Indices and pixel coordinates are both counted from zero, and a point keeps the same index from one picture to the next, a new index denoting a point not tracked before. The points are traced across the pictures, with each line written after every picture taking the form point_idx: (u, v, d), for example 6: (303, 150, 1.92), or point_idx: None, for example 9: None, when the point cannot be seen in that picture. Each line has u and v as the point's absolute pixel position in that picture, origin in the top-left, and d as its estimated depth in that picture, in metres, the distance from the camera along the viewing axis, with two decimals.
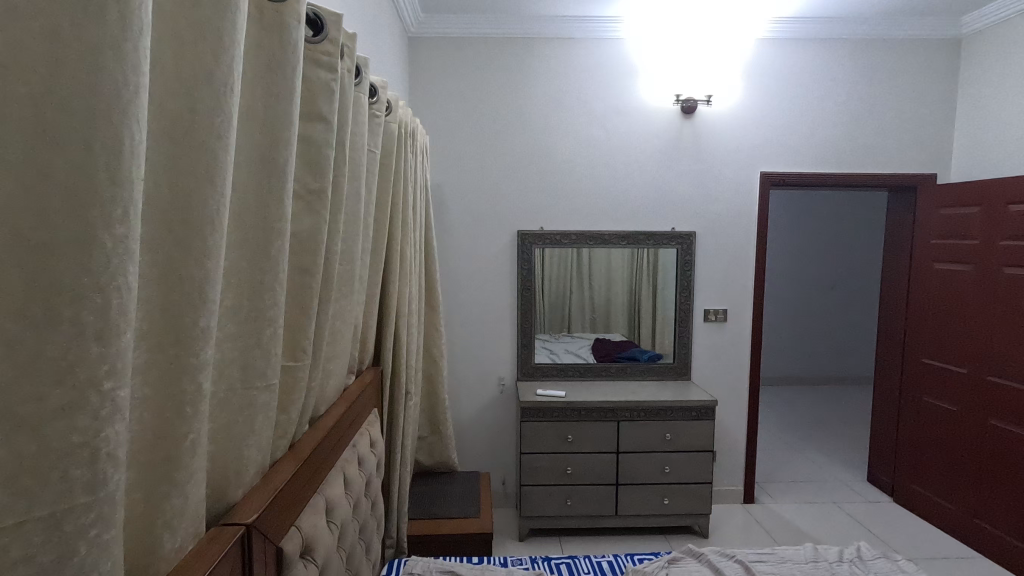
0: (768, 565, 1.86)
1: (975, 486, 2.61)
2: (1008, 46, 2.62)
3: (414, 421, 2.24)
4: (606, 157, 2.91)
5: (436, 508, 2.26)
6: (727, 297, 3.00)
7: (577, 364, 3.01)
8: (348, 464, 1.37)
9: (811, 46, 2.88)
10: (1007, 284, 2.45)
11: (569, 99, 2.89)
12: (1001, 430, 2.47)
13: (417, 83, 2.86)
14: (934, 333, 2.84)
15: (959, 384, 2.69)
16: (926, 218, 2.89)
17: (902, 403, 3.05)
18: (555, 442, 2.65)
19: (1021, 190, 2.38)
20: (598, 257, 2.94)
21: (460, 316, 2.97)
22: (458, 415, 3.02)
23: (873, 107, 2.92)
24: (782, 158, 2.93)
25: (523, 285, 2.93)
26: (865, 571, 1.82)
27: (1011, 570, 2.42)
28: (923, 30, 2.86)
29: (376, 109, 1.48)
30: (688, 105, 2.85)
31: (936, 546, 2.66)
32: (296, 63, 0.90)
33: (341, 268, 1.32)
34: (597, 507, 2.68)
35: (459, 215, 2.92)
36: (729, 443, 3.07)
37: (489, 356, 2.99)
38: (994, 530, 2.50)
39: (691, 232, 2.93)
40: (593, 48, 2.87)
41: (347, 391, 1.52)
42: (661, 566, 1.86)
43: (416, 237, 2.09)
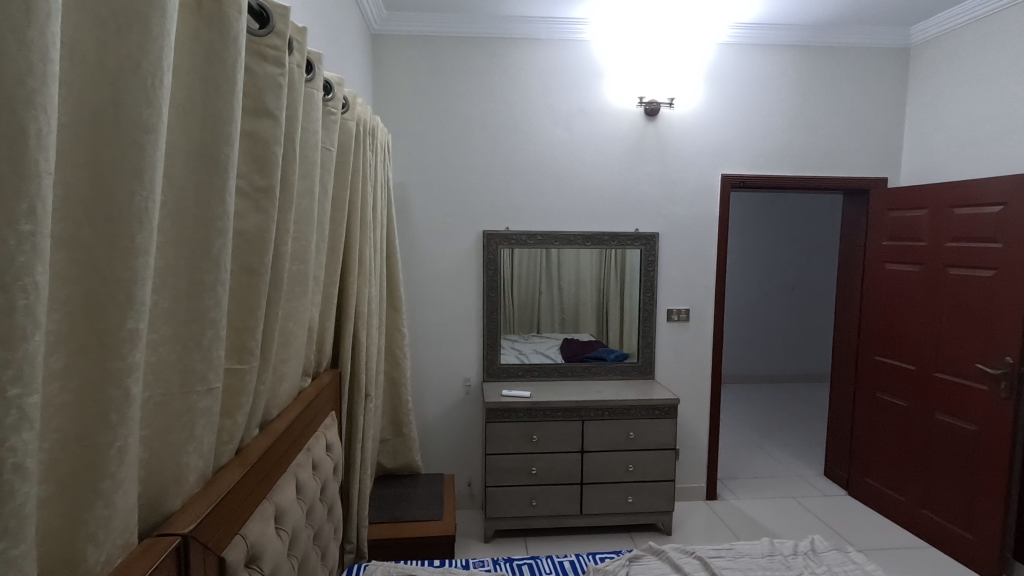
0: (726, 560, 1.89)
1: (925, 478, 2.70)
2: (955, 55, 2.74)
3: (376, 424, 2.21)
4: (571, 158, 2.93)
5: (399, 511, 2.23)
6: (690, 297, 3.05)
7: (544, 364, 3.01)
8: (303, 468, 1.34)
9: (769, 52, 2.95)
10: (952, 284, 2.55)
11: (535, 100, 2.89)
12: (949, 424, 2.57)
13: (381, 81, 2.82)
14: (885, 331, 2.94)
15: (909, 380, 2.78)
16: (877, 220, 2.99)
17: (857, 398, 3.15)
18: (520, 443, 2.65)
19: (967, 193, 2.48)
20: (564, 257, 2.95)
21: (424, 317, 2.94)
22: (423, 417, 2.99)
23: (828, 113, 3.00)
24: (742, 160, 2.99)
25: (489, 285, 2.92)
26: (819, 564, 1.87)
27: (959, 559, 2.52)
28: (876, 38, 2.96)
29: (330, 106, 1.45)
30: (651, 108, 2.88)
31: (888, 537, 2.75)
32: (238, 56, 0.88)
33: (292, 269, 1.29)
34: (562, 506, 2.69)
35: (423, 215, 2.89)
36: (692, 441, 3.11)
37: (454, 357, 2.97)
38: (942, 520, 2.61)
39: (654, 234, 2.97)
40: (559, 49, 2.88)
41: (303, 393, 1.49)
42: (622, 565, 1.88)
43: (377, 237, 2.06)
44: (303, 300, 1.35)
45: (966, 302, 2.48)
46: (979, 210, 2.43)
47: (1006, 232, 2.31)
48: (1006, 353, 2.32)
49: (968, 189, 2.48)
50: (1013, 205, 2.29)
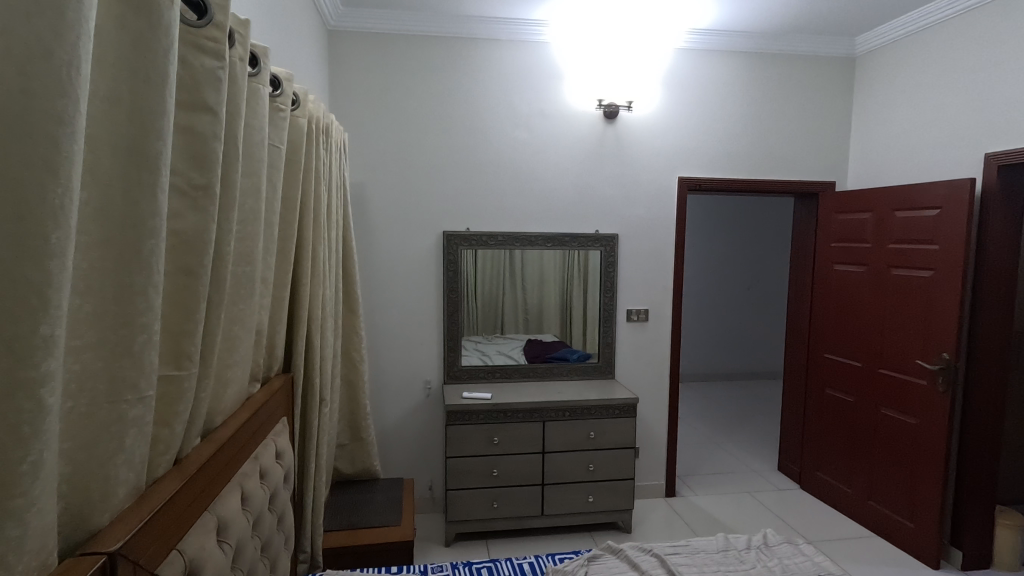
0: (682, 557, 1.92)
1: (870, 471, 2.81)
2: (896, 65, 2.87)
3: (332, 428, 2.16)
4: (532, 159, 2.93)
5: (356, 518, 2.18)
6: (648, 297, 3.09)
7: (507, 365, 3.00)
8: (249, 477, 1.28)
9: (724, 58, 3.03)
10: (894, 284, 2.66)
11: (496, 101, 2.88)
12: (892, 419, 2.68)
13: (338, 78, 2.76)
14: (834, 329, 3.05)
15: (856, 377, 2.89)
16: (825, 223, 3.10)
17: (808, 395, 3.25)
18: (481, 445, 2.63)
19: (907, 198, 2.60)
20: (526, 258, 2.95)
21: (383, 320, 2.90)
22: (382, 421, 2.94)
23: (780, 118, 3.10)
24: (698, 164, 3.06)
25: (449, 287, 2.90)
26: (771, 557, 1.92)
27: (902, 548, 2.63)
28: (824, 47, 3.07)
29: (279, 102, 1.41)
30: (610, 110, 2.92)
31: (837, 528, 2.85)
32: (169, 48, 0.84)
33: (235, 270, 1.24)
34: (523, 508, 2.69)
35: (382, 215, 2.84)
36: (651, 439, 3.16)
37: (414, 359, 2.93)
38: (885, 510, 2.73)
39: (614, 235, 3.01)
40: (520, 50, 2.88)
41: (251, 399, 1.43)
42: (581, 565, 1.88)
43: (332, 238, 2.01)
44: (249, 303, 1.30)
45: (907, 301, 2.60)
46: (919, 213, 2.54)
47: (944, 234, 2.43)
48: (943, 349, 2.43)
49: (909, 194, 2.59)
50: (949, 208, 2.40)
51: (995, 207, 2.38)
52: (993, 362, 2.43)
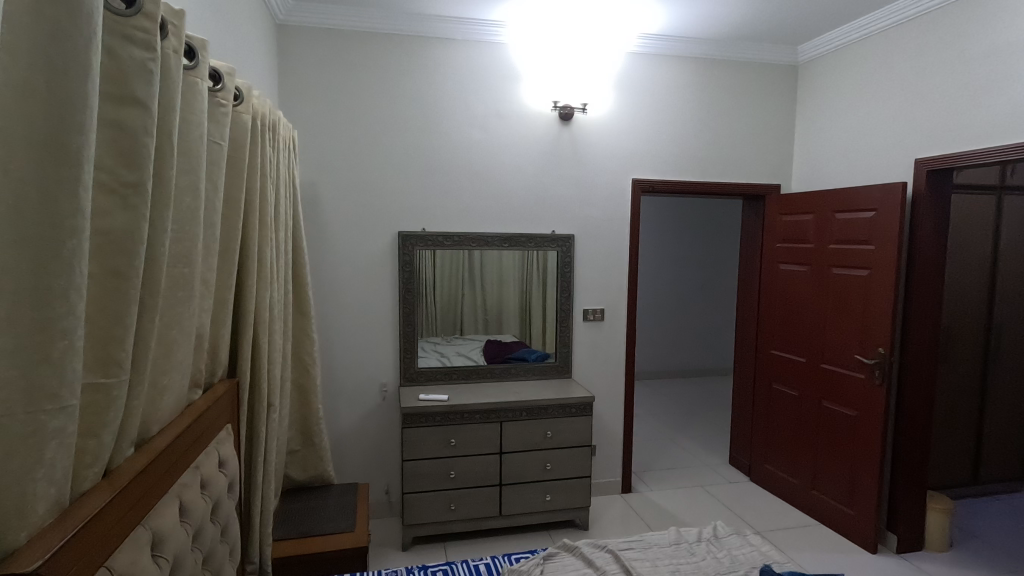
0: (636, 552, 1.95)
1: (814, 462, 2.93)
2: (835, 74, 3.01)
3: (282, 434, 2.09)
4: (488, 160, 2.93)
5: (308, 525, 2.13)
6: (604, 297, 3.14)
7: (466, 366, 2.98)
8: (189, 488, 1.23)
9: (675, 63, 3.11)
10: (835, 282, 2.79)
11: (451, 101, 2.87)
12: (833, 411, 2.80)
13: (288, 74, 2.69)
14: (779, 326, 3.17)
15: (800, 372, 3.01)
16: (771, 224, 3.22)
17: (756, 390, 3.37)
18: (438, 447, 2.61)
19: (845, 200, 2.73)
20: (484, 258, 2.94)
21: (337, 321, 2.83)
22: (336, 426, 2.87)
23: (728, 122, 3.20)
24: (651, 166, 3.13)
25: (405, 288, 2.86)
26: (720, 549, 1.97)
27: (844, 534, 2.75)
28: (769, 55, 3.19)
29: (220, 97, 1.36)
30: (565, 112, 2.94)
31: (782, 517, 2.97)
32: (91, 37, 0.79)
33: (170, 271, 1.18)
34: (481, 509, 2.68)
35: (334, 215, 2.78)
36: (608, 437, 3.21)
37: (369, 362, 2.88)
38: (828, 499, 2.85)
39: (570, 236, 3.03)
40: (475, 50, 2.87)
41: (191, 407, 1.37)
42: (537, 564, 1.90)
43: (280, 239, 1.96)
44: (187, 305, 1.24)
45: (846, 299, 2.72)
46: (856, 215, 2.67)
47: (878, 235, 2.55)
48: (879, 344, 2.56)
49: (847, 196, 2.72)
50: (883, 211, 2.53)
51: (924, 210, 2.52)
52: (924, 356, 2.57)
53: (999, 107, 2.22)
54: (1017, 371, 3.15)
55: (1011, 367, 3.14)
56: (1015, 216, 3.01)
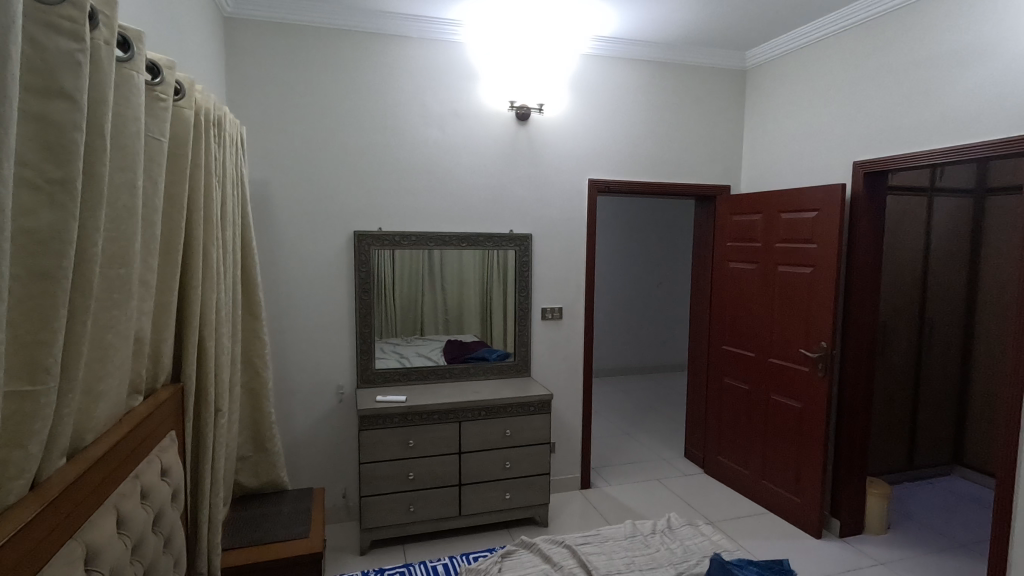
0: (593, 546, 1.98)
1: (763, 453, 3.05)
2: (781, 79, 3.14)
3: (231, 440, 2.03)
4: (445, 159, 2.92)
5: (261, 533, 2.07)
6: (562, 296, 3.17)
7: (426, 367, 2.96)
8: (127, 499, 1.18)
9: (629, 66, 3.17)
10: (781, 280, 2.90)
11: (407, 99, 2.84)
12: (780, 404, 2.92)
13: (235, 68, 2.60)
14: (730, 323, 3.27)
15: (750, 366, 3.12)
16: (722, 223, 3.33)
17: (710, 385, 3.47)
18: (395, 449, 2.58)
19: (789, 201, 2.84)
20: (442, 258, 2.93)
21: (290, 323, 2.77)
22: (290, 430, 2.81)
23: (681, 124, 3.29)
24: (607, 167, 3.18)
25: (361, 288, 2.81)
26: (674, 540, 2.03)
27: (791, 522, 2.87)
28: (719, 60, 3.30)
29: (158, 91, 1.31)
30: (521, 112, 2.96)
31: (734, 507, 3.07)
32: (10, 25, 0.75)
33: (105, 273, 1.13)
34: (440, 510, 2.66)
35: (287, 214, 2.71)
36: (566, 434, 3.25)
37: (324, 364, 2.83)
38: (776, 488, 2.96)
39: (528, 235, 3.05)
40: (431, 48, 2.85)
41: (130, 414, 1.31)
42: (495, 562, 1.91)
43: (228, 239, 1.90)
44: (124, 308, 1.19)
45: (792, 295, 2.84)
46: (800, 215, 2.78)
47: (820, 234, 2.67)
48: (821, 339, 2.68)
49: (791, 197, 2.83)
50: (825, 211, 2.65)
51: (862, 211, 2.65)
52: (862, 349, 2.71)
53: (929, 114, 2.37)
54: (947, 362, 3.35)
55: (942, 358, 3.34)
56: (944, 217, 3.21)
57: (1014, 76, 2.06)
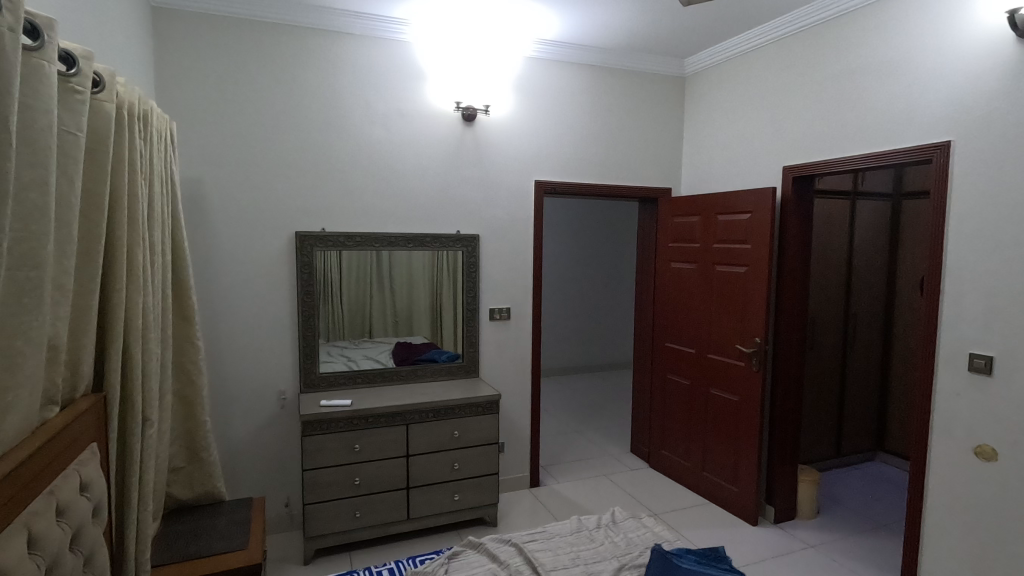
0: (539, 543, 2.00)
1: (703, 445, 3.16)
2: (717, 86, 3.27)
3: (162, 450, 1.93)
4: (390, 158, 2.88)
5: (196, 546, 1.98)
6: (509, 296, 3.19)
7: (375, 369, 2.92)
8: (40, 517, 1.10)
9: (573, 69, 3.23)
10: (718, 279, 3.02)
11: (350, 97, 2.78)
12: (719, 398, 3.04)
13: (164, 61, 2.48)
14: (671, 321, 3.38)
15: (690, 362, 3.24)
16: (664, 224, 3.43)
17: (653, 381, 3.57)
18: (340, 454, 2.52)
19: (725, 203, 2.96)
20: (390, 259, 2.90)
21: (226, 328, 2.66)
22: (228, 439, 2.70)
23: (624, 128, 3.37)
24: (552, 168, 3.22)
25: (304, 290, 2.74)
26: (617, 533, 2.08)
27: (730, 511, 2.99)
28: (659, 66, 3.41)
29: (74, 83, 1.24)
30: (467, 113, 2.96)
31: (677, 499, 3.17)
32: None
33: (10, 276, 1.06)
34: (386, 514, 2.63)
35: (222, 214, 2.61)
36: (515, 434, 3.27)
37: (265, 370, 2.73)
38: (716, 479, 3.08)
39: (475, 236, 3.05)
40: (375, 46, 2.81)
41: (43, 427, 1.22)
42: (442, 564, 1.90)
43: (156, 240, 1.81)
44: (37, 314, 1.12)
45: (729, 293, 2.96)
46: (735, 217, 2.91)
47: (753, 235, 2.81)
48: (755, 335, 2.81)
49: (726, 200, 2.96)
50: (757, 213, 2.78)
51: (792, 213, 2.80)
52: (793, 344, 2.86)
53: (850, 123, 2.53)
54: (870, 355, 3.59)
55: (865, 349, 3.56)
56: (866, 219, 3.43)
57: (925, 89, 2.24)
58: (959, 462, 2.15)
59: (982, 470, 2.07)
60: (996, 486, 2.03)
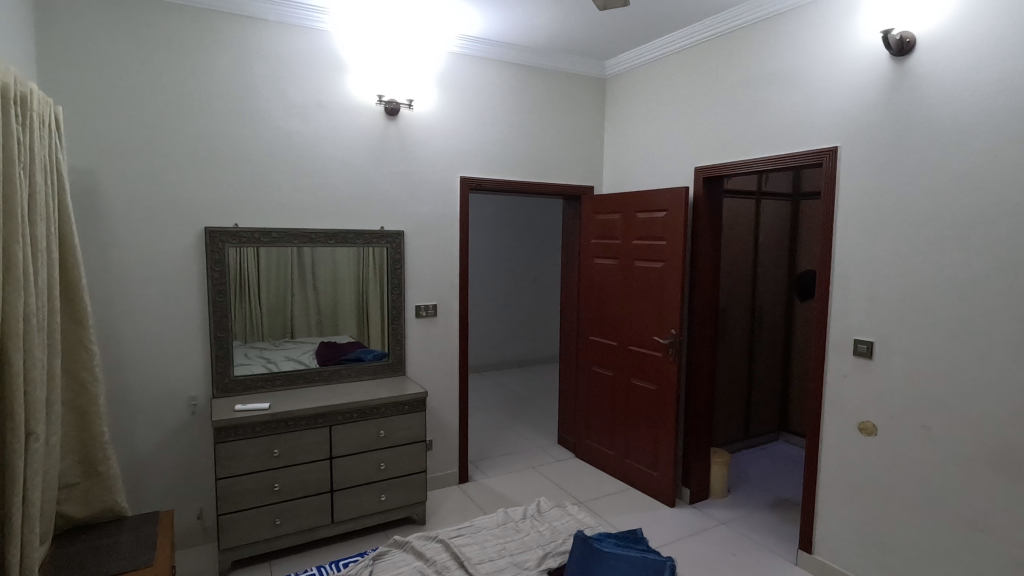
0: (466, 537, 2.01)
1: (626, 434, 3.29)
2: (635, 88, 3.40)
3: (51, 465, 1.77)
4: (309, 152, 2.77)
5: (93, 566, 1.83)
6: (436, 293, 3.17)
7: (297, 371, 2.81)
8: None
9: (497, 67, 3.25)
10: (638, 273, 3.16)
11: (264, 87, 2.66)
12: (639, 387, 3.18)
13: (48, 40, 2.26)
14: (595, 314, 3.48)
15: (613, 354, 3.35)
16: (586, 221, 3.53)
17: (579, 373, 3.67)
18: (258, 460, 2.41)
19: (643, 202, 3.10)
20: (311, 256, 2.80)
21: (127, 331, 2.47)
22: (130, 450, 2.51)
23: (548, 126, 3.44)
24: (478, 165, 3.23)
25: (216, 289, 2.59)
26: (542, 523, 2.13)
27: (651, 494, 3.14)
28: (581, 67, 3.50)
29: None
30: (390, 106, 2.91)
31: (602, 486, 3.29)
32: None
33: None
34: (309, 519, 2.54)
35: (120, 208, 2.41)
36: (443, 431, 3.26)
37: (172, 374, 2.56)
38: (638, 465, 3.22)
39: (399, 232, 3.01)
40: (290, 33, 2.69)
41: None
42: (366, 566, 1.87)
43: (39, 236, 1.65)
44: None
45: (647, 288, 3.10)
46: (652, 214, 3.05)
47: (668, 232, 2.95)
48: (672, 327, 2.96)
49: (644, 198, 3.09)
50: (672, 211, 2.93)
51: (703, 211, 2.97)
52: (705, 334, 3.04)
53: (754, 128, 2.71)
54: (774, 342, 3.87)
55: (769, 337, 3.84)
56: (770, 217, 3.69)
57: (817, 98, 2.45)
58: (846, 438, 2.38)
59: (866, 444, 2.30)
60: (877, 458, 2.27)
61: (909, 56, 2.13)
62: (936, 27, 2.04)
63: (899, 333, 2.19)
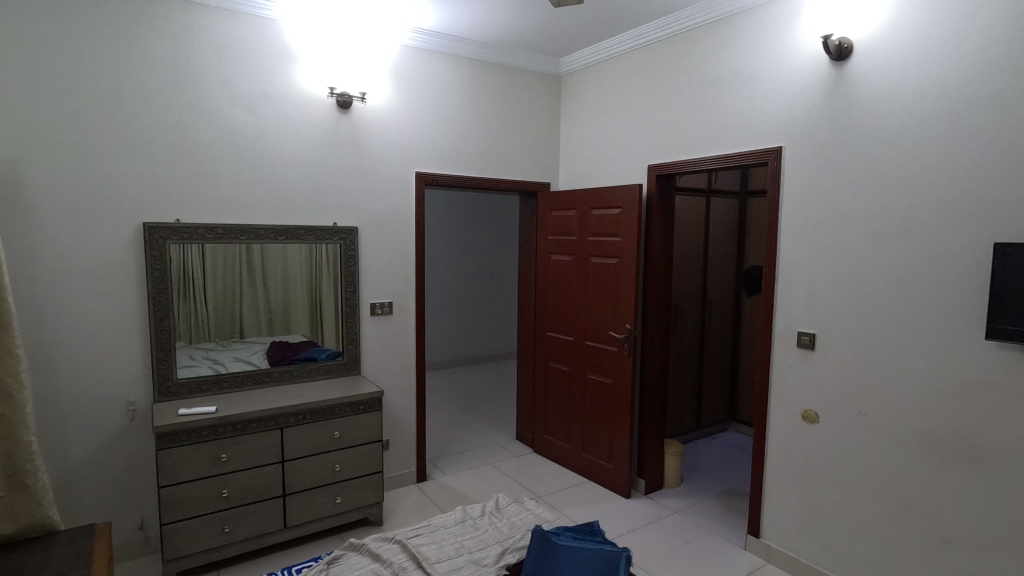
0: (424, 537, 1.99)
1: (583, 427, 3.33)
2: (589, 86, 3.44)
3: None
4: (256, 144, 2.67)
5: None
6: (391, 290, 3.12)
7: (246, 372, 2.71)
8: None
9: (453, 61, 3.22)
10: (593, 269, 3.20)
11: (207, 76, 2.54)
12: (595, 381, 3.22)
13: None
14: (551, 310, 3.51)
15: (569, 349, 3.39)
16: (542, 217, 3.55)
17: (535, 369, 3.68)
18: (204, 465, 2.31)
19: (598, 198, 3.14)
20: (259, 253, 2.70)
21: (57, 333, 2.31)
22: (62, 459, 2.35)
23: (504, 122, 3.43)
24: (433, 160, 3.20)
25: (157, 288, 2.46)
26: (501, 519, 2.13)
27: (607, 486, 3.19)
28: (536, 64, 3.51)
29: None
30: (342, 99, 2.83)
31: (559, 480, 3.33)
32: None
33: None
34: (260, 525, 2.46)
35: (47, 202, 2.25)
36: (400, 430, 3.21)
37: (109, 378, 2.42)
38: (594, 458, 3.27)
39: (352, 228, 2.94)
40: (234, 21, 2.58)
41: None
42: (320, 570, 1.82)
43: None
44: None
45: (603, 283, 3.15)
46: (607, 211, 3.10)
47: (622, 228, 3.01)
48: (627, 321, 3.02)
49: (599, 195, 3.13)
50: (626, 208, 2.98)
51: (656, 208, 3.03)
52: (658, 328, 3.11)
53: (703, 127, 2.79)
54: (723, 335, 4.00)
55: (719, 330, 3.97)
56: (719, 214, 3.81)
57: (762, 100, 2.53)
58: (791, 426, 2.48)
59: (808, 431, 2.41)
60: (819, 444, 2.38)
61: (847, 61, 2.23)
62: (871, 34, 2.15)
63: (838, 325, 2.30)
